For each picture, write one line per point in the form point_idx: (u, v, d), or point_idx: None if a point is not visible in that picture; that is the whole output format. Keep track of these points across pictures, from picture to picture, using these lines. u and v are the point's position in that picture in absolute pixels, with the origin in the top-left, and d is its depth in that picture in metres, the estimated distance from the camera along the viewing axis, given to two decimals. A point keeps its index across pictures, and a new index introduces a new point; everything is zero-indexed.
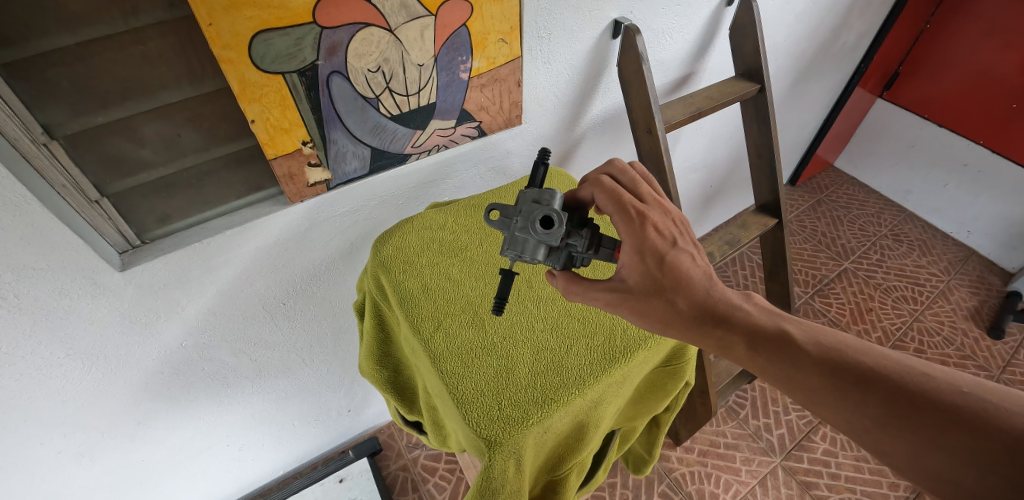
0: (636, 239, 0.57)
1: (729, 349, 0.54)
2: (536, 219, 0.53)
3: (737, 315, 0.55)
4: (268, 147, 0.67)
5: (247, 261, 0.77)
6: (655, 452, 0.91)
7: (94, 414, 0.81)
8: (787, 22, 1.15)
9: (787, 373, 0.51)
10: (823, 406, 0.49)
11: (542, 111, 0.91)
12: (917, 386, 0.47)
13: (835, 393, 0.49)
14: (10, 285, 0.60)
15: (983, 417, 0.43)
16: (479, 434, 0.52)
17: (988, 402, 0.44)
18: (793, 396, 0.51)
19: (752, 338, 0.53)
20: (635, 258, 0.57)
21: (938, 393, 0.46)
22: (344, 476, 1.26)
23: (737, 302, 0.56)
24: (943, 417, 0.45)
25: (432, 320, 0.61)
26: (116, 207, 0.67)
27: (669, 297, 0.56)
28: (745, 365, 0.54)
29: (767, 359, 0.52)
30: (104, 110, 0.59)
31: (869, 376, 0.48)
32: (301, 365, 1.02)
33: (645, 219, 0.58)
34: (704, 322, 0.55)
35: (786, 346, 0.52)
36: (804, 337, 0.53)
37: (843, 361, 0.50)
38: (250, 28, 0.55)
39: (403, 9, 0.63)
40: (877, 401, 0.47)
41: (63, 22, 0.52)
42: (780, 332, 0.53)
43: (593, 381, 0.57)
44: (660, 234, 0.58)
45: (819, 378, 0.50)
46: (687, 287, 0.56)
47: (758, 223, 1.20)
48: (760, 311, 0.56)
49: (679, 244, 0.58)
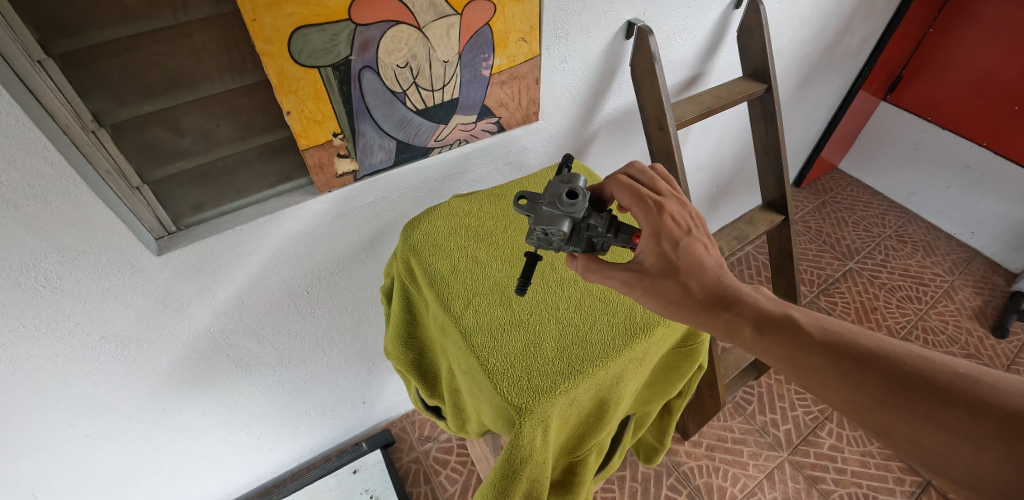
0: (652, 227, 0.61)
1: (737, 332, 0.57)
2: (562, 191, 0.59)
3: (746, 300, 0.58)
4: (301, 138, 0.70)
5: (276, 249, 0.81)
6: (666, 440, 0.93)
7: (122, 398, 0.84)
8: (793, 26, 1.19)
9: (790, 355, 0.54)
10: (824, 386, 0.52)
11: (558, 109, 0.94)
12: (915, 367, 0.49)
13: (836, 372, 0.51)
14: (55, 266, 0.63)
15: (976, 395, 0.46)
16: (511, 402, 0.55)
17: (982, 382, 0.47)
18: (797, 376, 0.54)
19: (759, 321, 0.56)
20: (652, 243, 0.60)
21: (934, 374, 0.48)
22: (357, 467, 1.28)
23: (747, 289, 0.59)
24: (939, 395, 0.47)
25: (462, 299, 0.64)
26: (156, 194, 0.70)
27: (682, 279, 0.59)
28: (751, 348, 0.57)
29: (773, 341, 0.55)
30: (149, 100, 0.63)
31: (868, 358, 0.51)
32: (319, 354, 1.05)
33: (662, 209, 0.61)
34: (713, 304, 0.58)
35: (792, 330, 0.55)
36: (809, 322, 0.56)
37: (844, 343, 0.53)
38: (291, 23, 0.59)
39: (431, 8, 0.66)
40: (876, 380, 0.50)
41: (118, 15, 0.56)
42: (787, 317, 0.56)
43: (616, 354, 0.60)
44: (676, 223, 0.61)
45: (822, 358, 0.52)
46: (699, 271, 0.59)
47: (766, 220, 1.23)
48: (769, 299, 0.59)
49: (693, 233, 0.61)
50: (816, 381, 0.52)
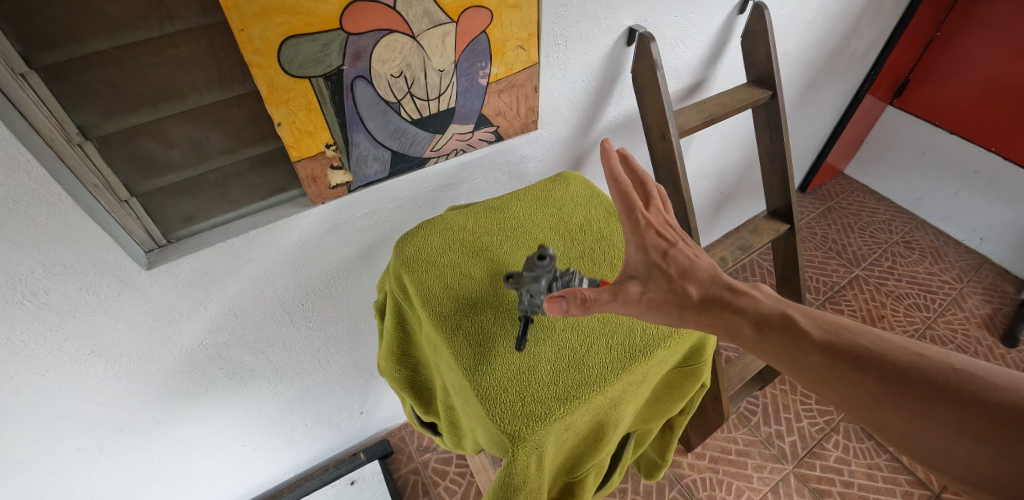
0: (638, 240, 0.59)
1: (737, 332, 0.55)
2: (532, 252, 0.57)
3: (746, 300, 0.56)
4: (293, 150, 0.68)
5: (269, 262, 0.79)
6: (668, 457, 0.91)
7: (113, 412, 0.82)
8: (798, 30, 1.16)
9: (789, 355, 0.53)
10: (824, 385, 0.51)
11: (557, 117, 0.92)
12: (913, 365, 0.48)
13: (835, 372, 0.50)
14: (41, 281, 0.61)
15: (976, 392, 0.45)
16: (503, 430, 0.53)
17: (982, 377, 0.46)
18: (797, 376, 0.53)
19: (760, 322, 0.55)
20: (640, 254, 0.59)
21: (932, 371, 0.48)
22: (355, 478, 1.26)
23: (745, 290, 0.57)
24: (938, 393, 0.46)
25: (455, 319, 0.62)
26: (145, 207, 0.69)
27: (679, 285, 0.57)
28: (749, 347, 0.55)
29: (772, 342, 0.54)
30: (137, 112, 0.61)
31: (867, 357, 0.50)
32: (316, 366, 1.03)
33: (648, 223, 0.60)
34: (712, 307, 0.56)
35: (792, 330, 0.54)
36: (806, 320, 0.54)
37: (843, 343, 0.52)
38: (280, 34, 0.57)
39: (426, 16, 0.65)
40: (875, 380, 0.49)
41: (102, 26, 0.54)
42: (786, 318, 0.55)
43: (613, 379, 0.58)
44: (662, 236, 0.60)
45: (820, 357, 0.51)
46: (692, 276, 0.58)
47: (770, 228, 1.21)
48: (765, 297, 0.58)
49: (680, 245, 0.60)
50: (815, 380, 0.51)
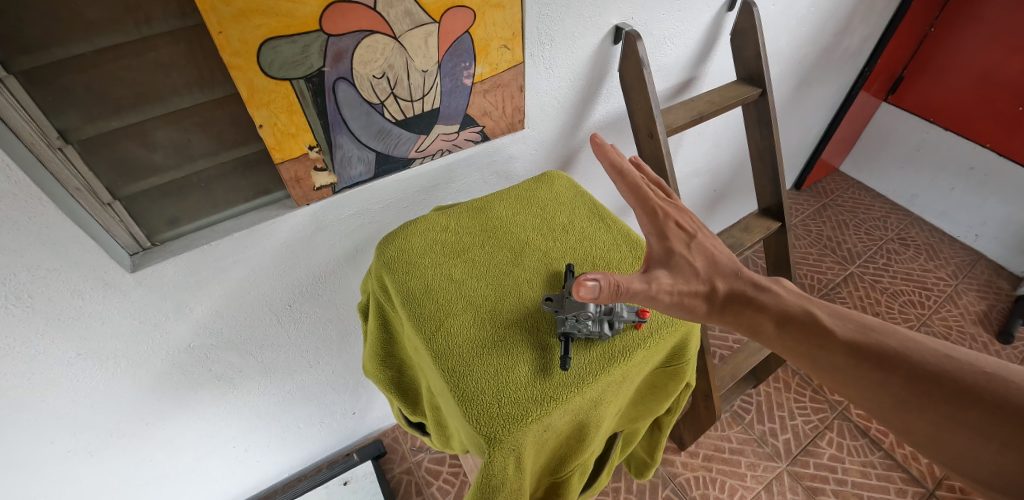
0: (658, 231, 0.62)
1: (759, 328, 0.60)
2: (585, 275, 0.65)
3: (771, 298, 0.60)
4: (275, 152, 0.68)
5: (256, 263, 0.79)
6: (657, 456, 0.91)
7: (103, 413, 0.82)
8: (788, 27, 1.16)
9: (811, 352, 0.57)
10: (848, 383, 0.54)
11: (544, 116, 0.92)
12: (940, 367, 0.51)
13: (859, 371, 0.54)
14: (24, 284, 0.61)
15: (1003, 396, 0.47)
16: (480, 431, 0.54)
17: (1011, 383, 0.47)
18: (819, 373, 0.56)
19: (783, 319, 0.59)
20: (660, 243, 0.61)
21: (959, 374, 0.50)
22: (348, 478, 1.26)
23: (767, 284, 0.62)
24: (964, 395, 0.48)
25: (434, 320, 0.62)
26: (128, 209, 0.68)
27: (708, 282, 0.61)
28: (774, 344, 0.59)
29: (795, 339, 0.58)
30: (118, 115, 0.61)
31: (892, 359, 0.53)
32: (306, 367, 1.04)
33: (668, 215, 0.63)
34: (737, 303, 0.60)
35: (815, 328, 0.57)
36: (833, 320, 0.58)
37: (869, 343, 0.55)
38: (259, 36, 0.57)
39: (407, 16, 0.64)
40: (900, 381, 0.52)
41: (80, 30, 0.54)
42: (809, 315, 0.59)
43: (591, 380, 0.58)
44: (680, 228, 0.63)
45: (843, 357, 0.55)
46: (716, 268, 0.62)
47: (761, 226, 1.20)
48: (791, 295, 0.62)
49: (699, 236, 0.64)
50: (839, 379, 0.55)
